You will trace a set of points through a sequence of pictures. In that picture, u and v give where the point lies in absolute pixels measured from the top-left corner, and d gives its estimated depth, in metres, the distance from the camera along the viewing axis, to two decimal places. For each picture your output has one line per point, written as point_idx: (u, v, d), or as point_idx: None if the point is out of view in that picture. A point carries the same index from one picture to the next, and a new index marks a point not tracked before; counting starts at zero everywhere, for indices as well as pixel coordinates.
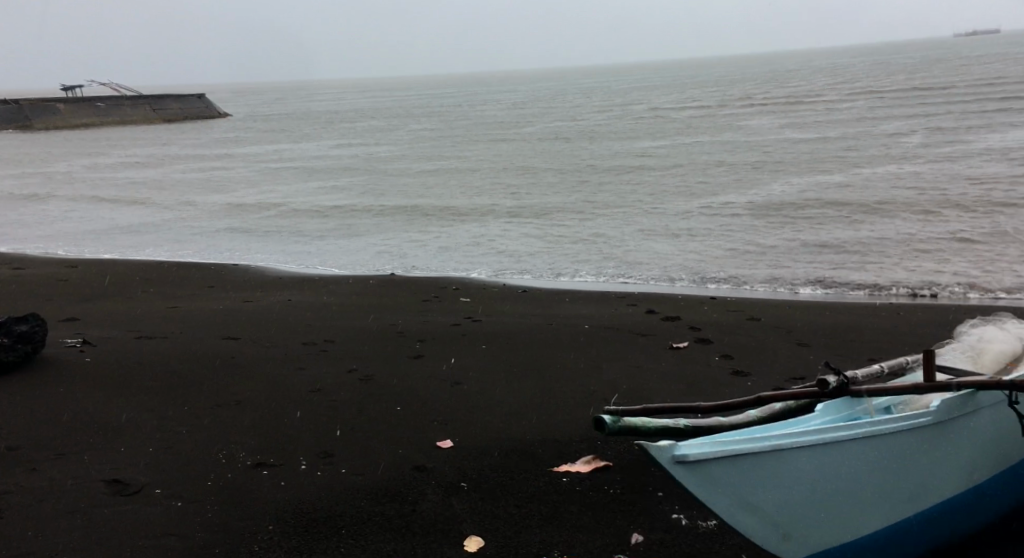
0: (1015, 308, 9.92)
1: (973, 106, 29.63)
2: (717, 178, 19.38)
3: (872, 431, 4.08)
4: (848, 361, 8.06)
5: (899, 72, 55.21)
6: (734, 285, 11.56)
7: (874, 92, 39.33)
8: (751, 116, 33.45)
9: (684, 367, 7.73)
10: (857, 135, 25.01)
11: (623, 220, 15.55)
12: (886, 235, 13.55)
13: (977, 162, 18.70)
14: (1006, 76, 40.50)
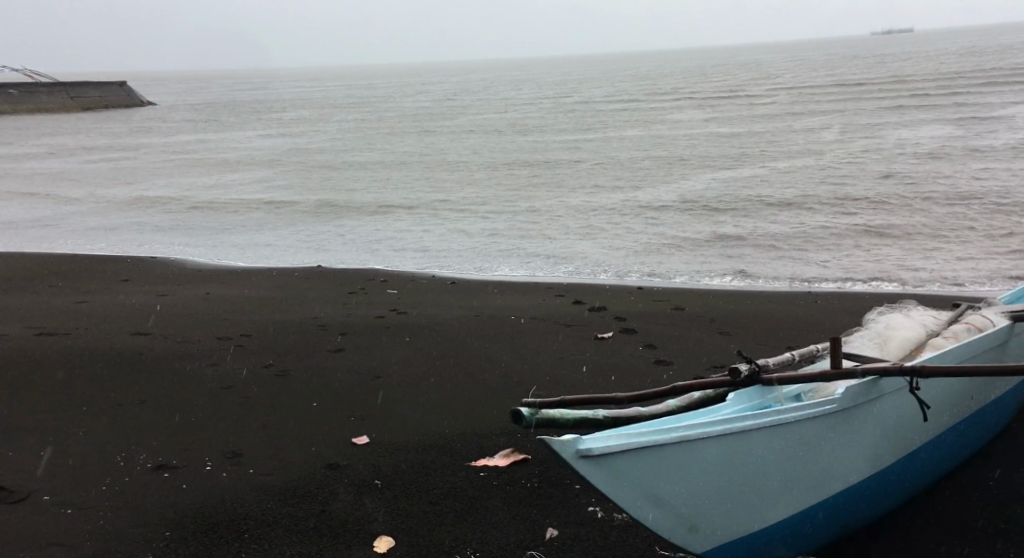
0: (925, 295, 10.23)
1: (889, 101, 30.52)
2: (644, 172, 19.54)
3: (779, 421, 4.13)
4: (767, 351, 8.19)
5: (821, 68, 56.39)
6: (658, 277, 11.67)
7: (797, 87, 40.09)
8: (678, 110, 33.85)
9: (607, 356, 7.77)
10: (781, 130, 25.46)
11: (549, 213, 15.58)
12: (805, 228, 13.84)
13: (891, 157, 19.26)
14: (923, 72, 41.64)
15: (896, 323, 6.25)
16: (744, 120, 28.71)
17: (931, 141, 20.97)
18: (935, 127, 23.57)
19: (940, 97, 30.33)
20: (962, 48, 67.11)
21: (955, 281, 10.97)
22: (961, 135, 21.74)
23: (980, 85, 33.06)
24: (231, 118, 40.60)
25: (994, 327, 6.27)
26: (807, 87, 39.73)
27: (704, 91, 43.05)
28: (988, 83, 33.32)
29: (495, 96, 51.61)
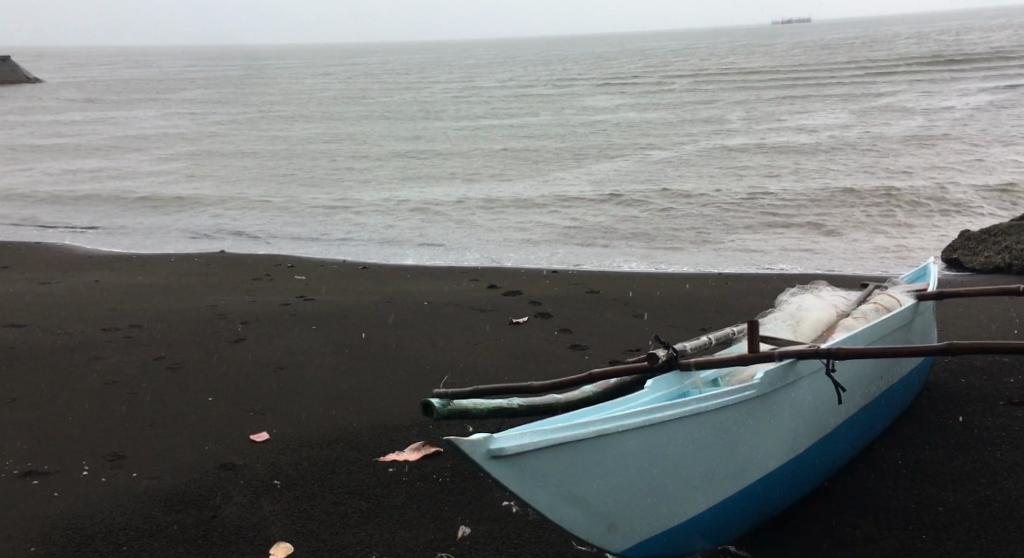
0: (832, 277, 10.35)
1: (790, 90, 31.20)
2: (555, 159, 19.47)
3: (698, 409, 3.99)
4: (683, 333, 8.12)
5: (724, 55, 57.37)
6: (571, 264, 11.57)
7: (702, 74, 40.58)
8: (585, 97, 33.94)
9: (522, 342, 7.58)
10: (688, 117, 25.74)
11: (458, 201, 15.34)
12: (714, 215, 13.95)
13: (794, 144, 19.59)
14: (821, 61, 42.70)
15: (808, 302, 6.21)
16: (653, 107, 28.90)
17: (833, 130, 21.42)
18: (836, 115, 24.10)
19: (839, 86, 31.13)
20: (859, 37, 69.29)
21: (858, 265, 11.16)
22: (861, 123, 22.30)
23: (875, 74, 34.01)
24: (127, 97, 39.01)
25: (901, 307, 6.29)
26: (712, 74, 40.29)
27: (611, 77, 43.28)
28: (884, 73, 34.32)
29: (403, 79, 51.03)
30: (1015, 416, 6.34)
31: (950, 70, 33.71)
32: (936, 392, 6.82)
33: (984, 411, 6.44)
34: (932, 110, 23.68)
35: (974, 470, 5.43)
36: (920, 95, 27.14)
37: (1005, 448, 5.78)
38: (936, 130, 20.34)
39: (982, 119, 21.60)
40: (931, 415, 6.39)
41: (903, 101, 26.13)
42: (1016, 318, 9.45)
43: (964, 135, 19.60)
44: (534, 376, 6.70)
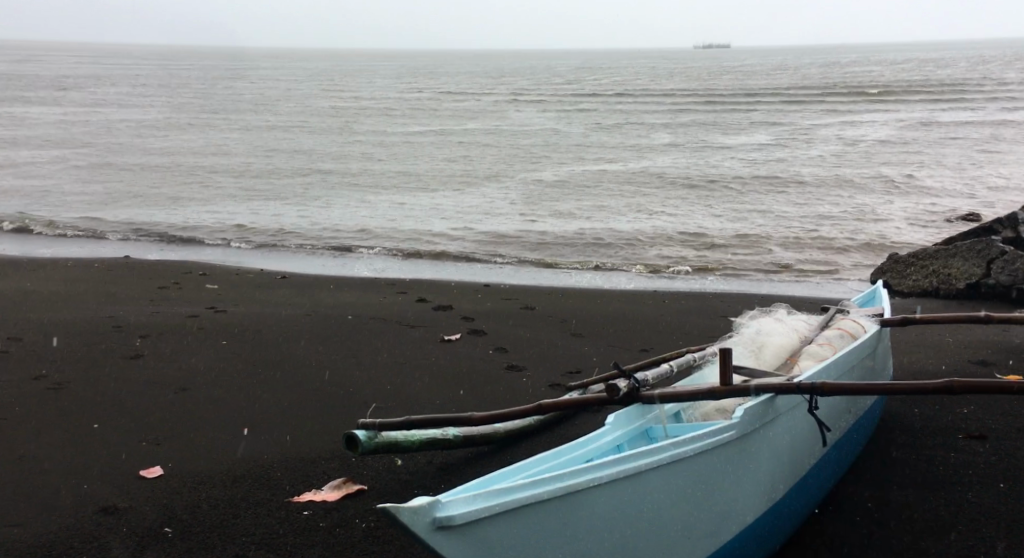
0: (771, 298, 10.05)
1: (711, 113, 31.37)
2: (478, 176, 18.92)
3: (673, 459, 3.57)
4: (625, 352, 7.62)
5: (644, 77, 57.87)
6: (498, 280, 11.01)
7: (625, 95, 40.64)
8: (507, 113, 33.52)
9: (453, 361, 6.96)
10: (613, 137, 25.53)
11: (380, 216, 14.71)
12: (645, 235, 13.59)
13: (720, 168, 19.48)
14: (739, 87, 43.26)
15: (771, 326, 5.75)
16: (577, 125, 28.63)
17: (757, 155, 21.39)
18: (759, 140, 24.14)
19: (758, 112, 31.43)
20: (778, 67, 70.81)
21: (794, 288, 10.90)
22: (782, 149, 22.39)
23: (792, 102, 34.50)
24: (25, 97, 36.90)
25: (867, 333, 5.88)
26: (634, 95, 40.37)
27: (533, 94, 42.98)
28: (800, 100, 34.83)
29: (321, 88, 49.81)
30: (976, 451, 5.96)
31: (865, 100, 34.42)
32: (890, 424, 6.45)
33: (943, 444, 6.08)
34: (852, 139, 23.90)
35: (942, 528, 5.05)
36: (837, 124, 27.50)
37: (972, 493, 5.40)
38: (857, 160, 20.47)
39: (901, 151, 21.86)
40: (890, 452, 6.01)
41: (820, 129, 26.42)
42: (950, 344, 9.25)
43: (882, 165, 19.81)
44: (467, 399, 6.10)
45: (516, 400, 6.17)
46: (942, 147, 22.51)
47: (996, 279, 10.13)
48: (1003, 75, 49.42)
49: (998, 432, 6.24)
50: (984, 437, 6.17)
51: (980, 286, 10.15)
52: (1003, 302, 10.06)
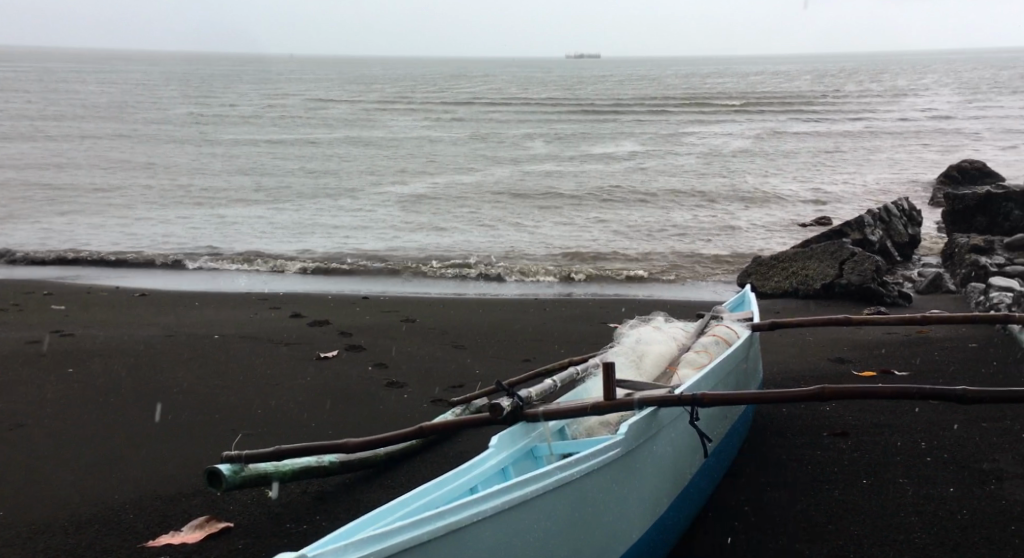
0: (643, 303, 10.18)
1: (580, 123, 31.81)
2: (349, 188, 18.55)
3: (561, 483, 3.51)
4: (507, 363, 7.47)
5: (514, 85, 58.26)
6: (371, 292, 10.73)
7: (496, 103, 40.77)
8: (378, 122, 33.07)
9: (331, 380, 6.68)
10: (484, 147, 25.51)
11: (246, 233, 14.21)
12: (518, 247, 13.59)
13: (590, 179, 19.72)
14: (605, 96, 44.21)
15: (650, 335, 5.71)
16: (447, 134, 28.53)
17: (625, 165, 21.79)
18: (626, 150, 24.58)
19: (625, 122, 32.08)
20: (642, 76, 72.33)
21: (664, 294, 11.11)
22: (649, 159, 22.88)
23: (657, 112, 35.40)
24: None
25: (740, 339, 5.91)
26: (504, 104, 40.66)
27: (405, 101, 42.62)
28: (666, 111, 35.78)
29: (181, 95, 47.88)
30: (840, 449, 6.16)
31: (725, 111, 35.74)
32: (762, 427, 6.57)
33: (810, 444, 6.25)
34: (715, 149, 24.68)
35: (810, 535, 5.23)
36: (701, 134, 28.32)
37: (837, 496, 5.59)
38: (720, 170, 21.11)
39: (760, 160, 22.72)
40: (762, 455, 6.15)
41: (685, 139, 27.13)
42: (812, 343, 9.53)
43: (743, 174, 20.50)
44: (343, 420, 5.85)
45: (395, 418, 5.99)
46: (797, 156, 23.49)
47: (847, 280, 10.57)
48: (848, 88, 52.14)
49: (859, 428, 6.46)
50: (846, 433, 6.38)
51: (834, 287, 10.57)
52: (854, 301, 10.50)
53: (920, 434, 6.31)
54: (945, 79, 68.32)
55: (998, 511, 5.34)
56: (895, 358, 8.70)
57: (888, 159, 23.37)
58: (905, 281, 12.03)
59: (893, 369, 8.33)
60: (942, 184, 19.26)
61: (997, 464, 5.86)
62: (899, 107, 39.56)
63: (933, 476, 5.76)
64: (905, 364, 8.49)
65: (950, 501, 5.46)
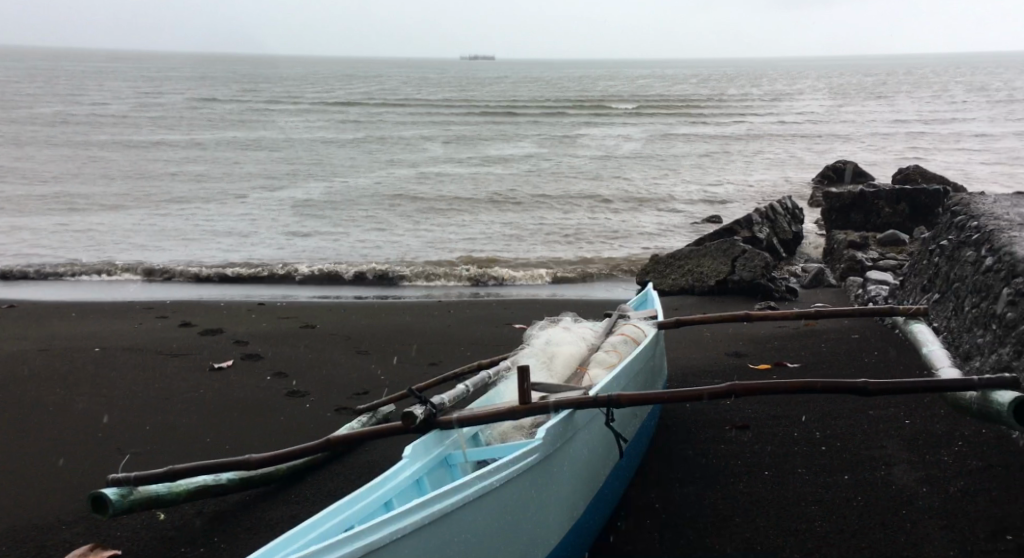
0: (542, 302, 10.24)
1: (477, 125, 31.75)
2: (239, 193, 18.01)
3: (482, 492, 3.53)
4: (411, 368, 7.31)
5: (408, 85, 57.65)
6: (266, 298, 10.38)
7: (391, 103, 40.26)
8: (269, 122, 32.20)
9: (227, 391, 6.46)
10: (378, 149, 25.17)
11: (130, 240, 13.63)
12: (415, 250, 13.46)
13: (486, 182, 19.69)
14: (498, 98, 44.26)
15: (560, 335, 5.65)
16: (340, 135, 28.03)
17: (521, 167, 21.85)
18: (522, 153, 24.65)
19: (520, 124, 32.16)
20: (536, 76, 72.58)
21: (561, 293, 11.22)
22: (545, 161, 22.99)
23: (552, 114, 35.62)
24: None
25: (648, 338, 5.87)
26: (397, 105, 40.24)
27: (297, 102, 41.68)
28: (560, 113, 36.03)
29: (56, 93, 45.57)
30: (742, 442, 6.22)
31: (616, 113, 36.27)
32: (666, 423, 6.59)
33: (712, 439, 6.29)
34: (608, 151, 25.00)
35: (716, 528, 5.27)
36: (595, 136, 28.65)
37: (740, 488, 5.65)
38: (614, 172, 21.38)
39: (652, 162, 23.12)
40: (669, 451, 6.19)
41: (579, 141, 27.39)
42: (710, 339, 9.67)
43: (636, 176, 20.83)
44: (240, 435, 5.75)
45: (294, 429, 5.86)
46: (688, 158, 24.00)
47: (740, 276, 10.77)
48: (734, 92, 53.55)
49: (760, 419, 6.53)
50: (748, 426, 6.44)
51: (728, 283, 10.76)
52: (747, 297, 10.70)
53: (816, 423, 6.39)
54: (820, 84, 71.18)
55: (890, 497, 5.44)
56: (789, 350, 8.89)
57: (773, 161, 24.11)
58: (791, 276, 12.37)
59: (787, 362, 8.52)
60: (823, 184, 19.97)
61: (885, 449, 5.96)
62: (780, 110, 40.92)
63: (829, 465, 5.84)
64: (798, 356, 8.68)
65: (846, 489, 5.56)
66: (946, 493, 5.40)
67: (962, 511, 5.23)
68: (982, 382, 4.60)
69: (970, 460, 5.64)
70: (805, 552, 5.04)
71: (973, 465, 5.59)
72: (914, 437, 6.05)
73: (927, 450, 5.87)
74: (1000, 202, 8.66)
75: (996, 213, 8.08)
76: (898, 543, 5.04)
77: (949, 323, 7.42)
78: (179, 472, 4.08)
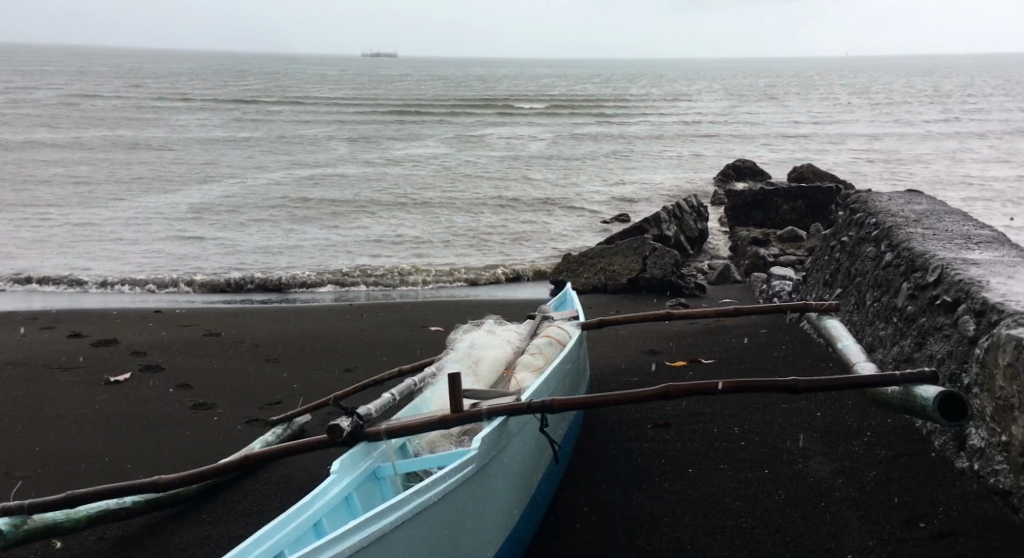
0: (453, 303, 10.11)
1: (382, 124, 31.32)
2: (134, 196, 17.30)
3: (420, 506, 3.48)
4: (323, 374, 7.04)
5: (311, 83, 56.55)
6: (164, 306, 9.92)
7: (293, 102, 39.38)
8: (164, 121, 31.07)
9: (126, 408, 6.14)
10: (279, 150, 24.55)
11: (13, 249, 12.91)
12: (318, 255, 13.14)
13: (392, 183, 19.39)
14: (402, 96, 43.78)
15: (486, 339, 5.48)
16: (239, 135, 27.23)
17: (427, 168, 21.60)
18: (427, 153, 24.39)
19: (425, 124, 31.86)
20: (441, 75, 72.25)
21: (471, 293, 11.12)
22: (450, 162, 22.80)
23: (459, 113, 35.43)
24: None
25: (574, 340, 5.77)
26: (298, 103, 39.36)
27: (195, 100, 40.39)
28: (466, 113, 35.85)
29: None
30: (664, 440, 6.17)
31: (521, 113, 36.33)
32: (588, 425, 6.49)
33: (635, 439, 6.22)
34: (514, 152, 24.99)
35: (645, 529, 5.19)
36: (501, 136, 28.58)
37: (665, 487, 5.59)
38: (521, 173, 21.34)
39: (558, 163, 23.19)
40: (593, 452, 6.09)
41: (485, 141, 27.27)
42: (625, 338, 9.65)
43: (543, 177, 20.85)
44: (140, 455, 5.47)
45: (200, 444, 5.61)
46: (593, 158, 24.16)
47: (650, 273, 10.81)
48: (637, 92, 54.24)
49: (680, 417, 6.50)
50: (668, 424, 6.40)
51: (639, 281, 10.79)
52: (658, 294, 10.74)
53: (733, 418, 6.39)
54: (718, 84, 72.84)
55: (809, 489, 5.45)
56: (701, 347, 8.94)
57: (676, 161, 24.46)
58: (699, 273, 12.49)
59: (701, 358, 8.55)
60: (725, 182, 20.36)
61: (801, 442, 5.97)
62: (681, 110, 41.63)
63: (749, 460, 5.83)
64: (711, 352, 8.73)
65: (767, 483, 5.55)
66: (861, 484, 5.44)
67: (877, 500, 5.27)
68: (901, 377, 4.52)
69: (880, 451, 5.72)
70: (733, 548, 4.99)
71: (882, 455, 5.67)
72: (827, 429, 6.10)
73: (840, 442, 5.92)
74: (895, 199, 8.81)
75: (893, 210, 8.18)
76: (821, 535, 5.04)
77: (851, 316, 7.54)
78: (76, 499, 3.85)
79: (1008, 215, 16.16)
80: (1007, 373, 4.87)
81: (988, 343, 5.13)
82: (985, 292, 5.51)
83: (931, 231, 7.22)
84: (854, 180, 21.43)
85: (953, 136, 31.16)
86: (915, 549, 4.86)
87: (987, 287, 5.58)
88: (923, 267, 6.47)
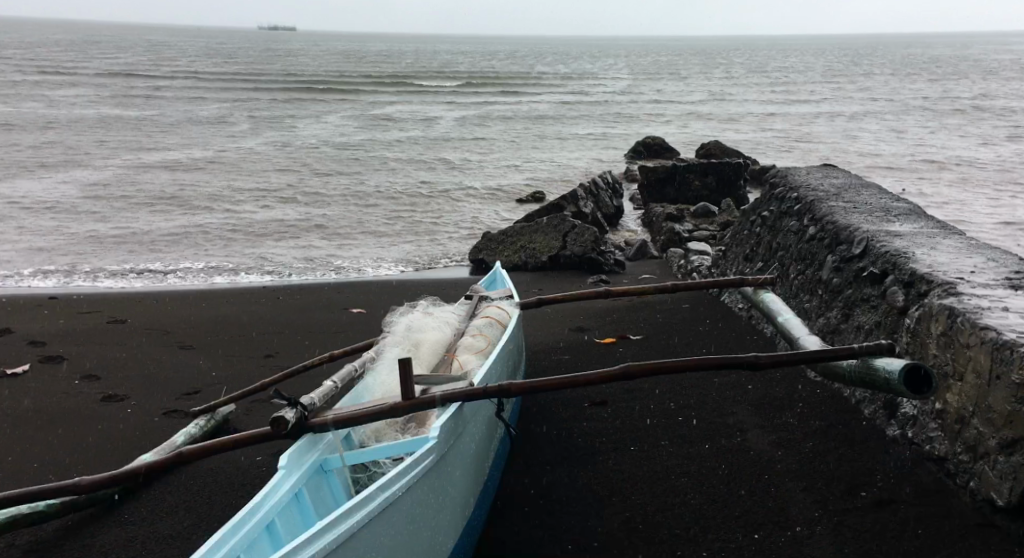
0: (369, 284, 9.77)
1: (281, 102, 30.31)
2: (16, 180, 16.25)
3: (386, 502, 3.31)
4: (241, 360, 6.66)
5: (206, 57, 54.45)
6: (55, 292, 9.28)
7: (187, 78, 37.79)
8: (46, 97, 29.33)
9: (29, 402, 5.67)
10: (172, 129, 23.46)
11: None
12: (220, 242, 12.58)
13: (294, 165, 18.77)
14: (302, 72, 42.47)
15: (422, 321, 5.18)
16: (130, 114, 25.91)
17: (330, 149, 20.98)
18: (328, 133, 23.68)
19: (326, 102, 30.98)
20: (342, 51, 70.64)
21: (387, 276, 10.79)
22: (354, 143, 22.17)
23: (362, 91, 34.60)
24: None
25: (513, 321, 5.56)
26: (191, 78, 37.77)
27: (80, 74, 38.31)
28: (369, 90, 35.00)
29: None
30: (602, 419, 6.00)
31: (427, 91, 35.72)
32: (524, 406, 6.27)
33: (572, 418, 6.04)
34: (421, 132, 24.49)
35: (592, 511, 5.00)
36: (405, 115, 27.99)
37: (608, 466, 5.42)
38: (428, 153, 20.95)
39: (465, 143, 22.86)
40: (532, 433, 5.87)
41: (389, 120, 26.67)
42: (550, 315, 9.48)
43: (450, 157, 20.50)
44: (48, 453, 5.04)
45: (115, 436, 5.22)
46: (500, 139, 23.90)
47: (571, 250, 10.66)
48: (542, 70, 54.00)
49: (616, 395, 6.34)
50: (605, 402, 6.24)
51: (560, 259, 10.63)
52: (579, 271, 10.60)
53: (669, 394, 6.26)
54: (620, 62, 73.14)
55: (750, 462, 5.35)
56: (628, 323, 8.83)
57: (584, 140, 24.38)
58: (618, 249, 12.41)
59: (630, 334, 8.43)
60: (635, 160, 20.36)
61: (738, 416, 5.88)
62: (587, 88, 41.58)
63: (687, 435, 5.70)
64: (638, 327, 8.62)
65: (708, 458, 5.43)
66: (799, 455, 5.37)
67: (818, 471, 5.19)
68: (859, 349, 4.45)
69: (813, 422, 5.68)
70: (683, 526, 4.84)
71: (817, 426, 5.63)
72: (761, 402, 6.03)
73: (774, 414, 5.85)
74: (813, 174, 8.83)
75: (812, 184, 8.17)
76: (768, 509, 4.92)
77: (774, 289, 7.53)
78: None
79: (908, 190, 16.59)
80: (940, 341, 4.84)
81: (918, 313, 5.11)
82: (912, 263, 5.49)
83: (852, 204, 7.21)
84: (760, 157, 21.75)
85: (849, 112, 32.02)
86: (859, 518, 4.79)
87: (913, 258, 5.56)
88: (848, 239, 6.43)
